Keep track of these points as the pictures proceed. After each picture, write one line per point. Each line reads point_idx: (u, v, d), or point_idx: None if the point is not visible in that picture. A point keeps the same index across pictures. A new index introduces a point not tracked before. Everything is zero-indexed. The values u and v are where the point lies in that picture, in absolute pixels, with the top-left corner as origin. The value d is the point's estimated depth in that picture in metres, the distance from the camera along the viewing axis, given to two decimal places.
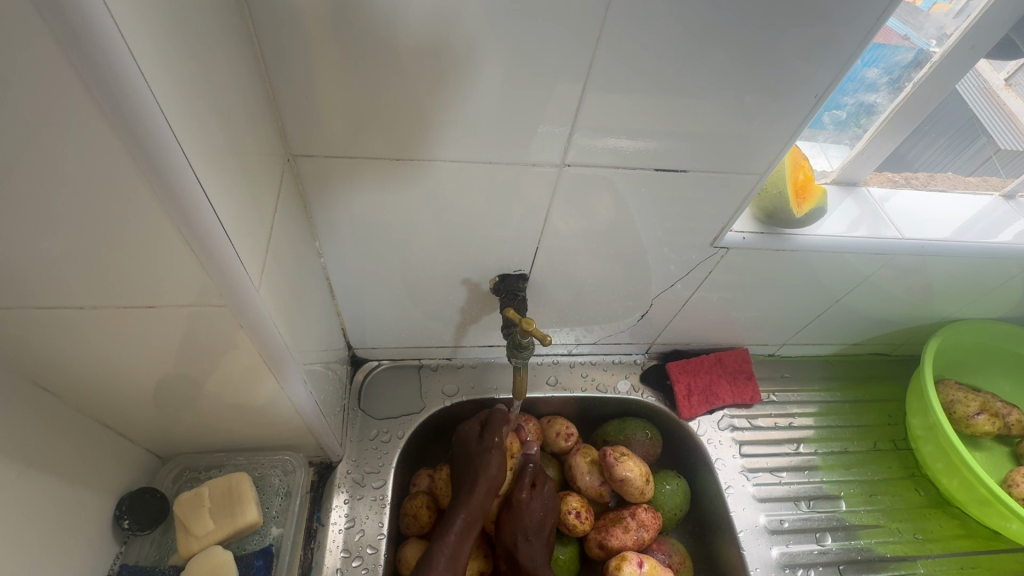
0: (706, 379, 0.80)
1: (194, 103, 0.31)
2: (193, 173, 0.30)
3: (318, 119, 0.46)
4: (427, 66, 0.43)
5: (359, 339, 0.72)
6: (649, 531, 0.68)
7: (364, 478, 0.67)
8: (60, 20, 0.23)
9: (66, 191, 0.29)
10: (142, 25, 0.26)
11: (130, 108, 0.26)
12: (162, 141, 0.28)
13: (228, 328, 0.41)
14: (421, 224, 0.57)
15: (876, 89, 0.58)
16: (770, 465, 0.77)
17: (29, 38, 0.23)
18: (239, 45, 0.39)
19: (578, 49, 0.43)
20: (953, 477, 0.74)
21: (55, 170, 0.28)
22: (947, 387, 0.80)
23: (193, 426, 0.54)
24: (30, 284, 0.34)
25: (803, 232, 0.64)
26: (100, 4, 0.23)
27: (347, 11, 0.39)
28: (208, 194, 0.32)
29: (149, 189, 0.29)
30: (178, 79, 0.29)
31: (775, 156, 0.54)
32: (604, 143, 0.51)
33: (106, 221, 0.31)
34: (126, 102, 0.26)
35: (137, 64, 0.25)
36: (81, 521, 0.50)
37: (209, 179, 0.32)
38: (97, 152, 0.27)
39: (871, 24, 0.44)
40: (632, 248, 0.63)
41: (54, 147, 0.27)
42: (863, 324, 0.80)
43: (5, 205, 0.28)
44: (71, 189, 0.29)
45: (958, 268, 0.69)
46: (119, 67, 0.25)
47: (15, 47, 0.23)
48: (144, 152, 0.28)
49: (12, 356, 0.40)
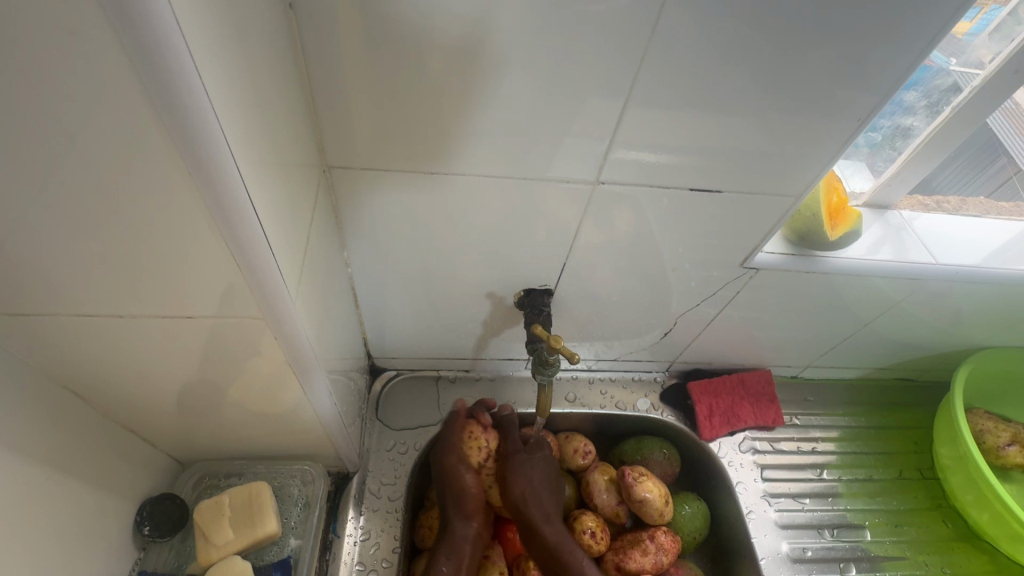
0: (728, 400, 0.78)
1: (249, 118, 0.31)
2: (245, 188, 0.30)
3: (355, 130, 0.46)
4: (469, 80, 0.43)
5: (379, 349, 0.72)
6: (668, 555, 0.66)
7: (380, 489, 0.67)
8: (131, 37, 0.23)
9: (124, 202, 0.29)
10: (209, 42, 0.26)
11: (192, 125, 0.26)
12: (219, 157, 0.28)
13: (262, 337, 0.41)
14: (449, 237, 0.56)
15: (913, 113, 0.57)
16: (792, 491, 0.75)
17: (104, 55, 0.24)
18: (286, 56, 0.39)
19: (622, 66, 0.43)
20: (983, 510, 0.72)
21: (113, 181, 0.28)
22: (976, 416, 0.78)
23: (217, 432, 0.54)
24: (77, 291, 0.35)
25: (835, 255, 0.63)
26: (175, 27, 0.23)
27: (393, 23, 0.39)
28: (257, 209, 0.32)
29: (202, 203, 0.30)
30: (237, 95, 0.29)
31: (812, 177, 0.53)
32: (638, 159, 0.50)
33: (156, 232, 0.31)
34: (189, 119, 0.26)
35: (202, 83, 0.26)
36: (106, 524, 0.50)
37: (258, 194, 0.32)
38: (157, 166, 0.28)
39: (919, 49, 0.43)
40: (656, 266, 0.63)
41: (118, 160, 0.27)
42: (890, 348, 0.78)
43: (66, 214, 0.29)
44: (128, 200, 0.29)
45: (992, 295, 0.68)
46: (187, 87, 0.25)
47: (91, 64, 0.24)
48: (201, 168, 0.28)
49: (48, 360, 0.41)
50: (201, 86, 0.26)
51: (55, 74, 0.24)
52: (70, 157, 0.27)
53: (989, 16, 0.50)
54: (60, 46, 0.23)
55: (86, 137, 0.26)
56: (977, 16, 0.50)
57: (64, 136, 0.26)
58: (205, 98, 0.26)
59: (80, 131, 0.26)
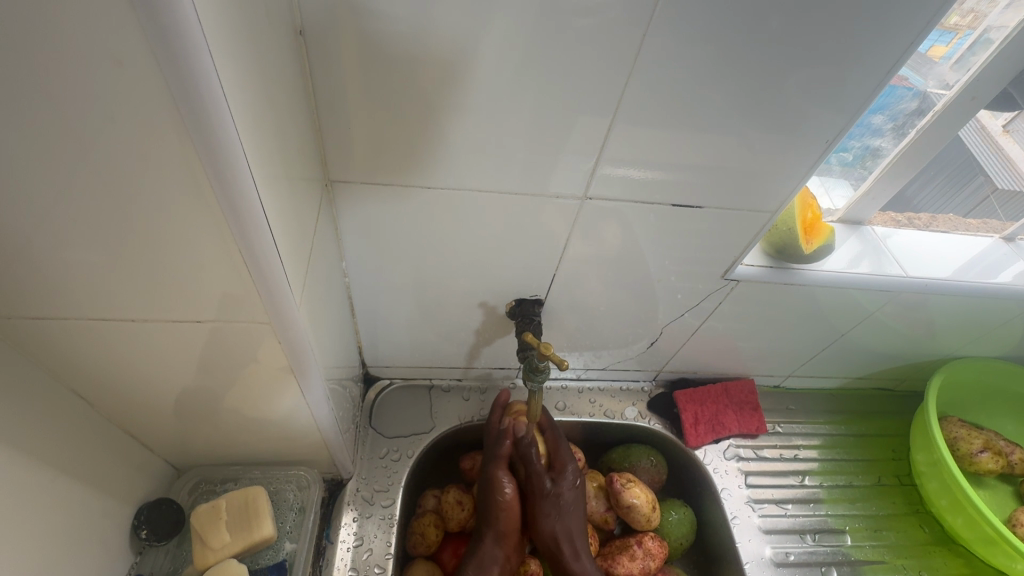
0: (713, 408, 0.80)
1: (265, 138, 0.33)
2: (261, 205, 0.32)
3: (357, 147, 0.48)
4: (465, 99, 0.46)
5: (373, 357, 0.73)
6: (655, 560, 0.68)
7: (373, 496, 0.67)
8: (168, 68, 0.25)
9: (148, 213, 0.32)
10: (234, 69, 0.28)
11: (218, 147, 0.29)
12: (240, 176, 0.30)
13: (264, 343, 0.43)
14: (443, 249, 0.59)
15: (881, 134, 0.61)
16: (775, 497, 0.77)
17: (139, 78, 0.26)
18: (293, 75, 0.41)
19: (610, 87, 0.46)
20: (957, 515, 0.75)
21: (139, 192, 0.30)
22: (950, 424, 0.81)
23: (215, 438, 0.55)
24: (93, 295, 0.36)
25: (811, 267, 0.66)
26: (210, 62, 0.26)
27: (395, 48, 0.42)
28: (272, 225, 0.34)
29: (222, 217, 0.32)
30: (256, 116, 0.32)
31: (788, 193, 0.56)
32: (622, 175, 0.53)
33: (175, 242, 0.33)
34: (215, 142, 0.28)
35: (230, 111, 0.28)
36: (103, 527, 0.51)
37: (272, 210, 0.34)
38: (182, 182, 0.30)
39: (883, 76, 0.47)
40: (643, 277, 0.65)
41: (145, 174, 0.30)
42: (867, 359, 0.81)
43: (92, 222, 0.31)
44: (152, 211, 0.31)
45: (961, 306, 0.71)
46: (215, 113, 0.27)
47: (126, 85, 0.26)
48: (223, 186, 0.30)
49: (57, 362, 0.42)
50: (227, 106, 0.28)
51: (95, 96, 0.26)
52: (101, 168, 0.29)
53: (961, 40, 0.54)
54: (99, 65, 0.25)
55: (117, 151, 0.28)
56: (950, 42, 0.54)
57: (97, 149, 0.28)
58: (231, 117, 0.28)
59: (110, 142, 0.28)
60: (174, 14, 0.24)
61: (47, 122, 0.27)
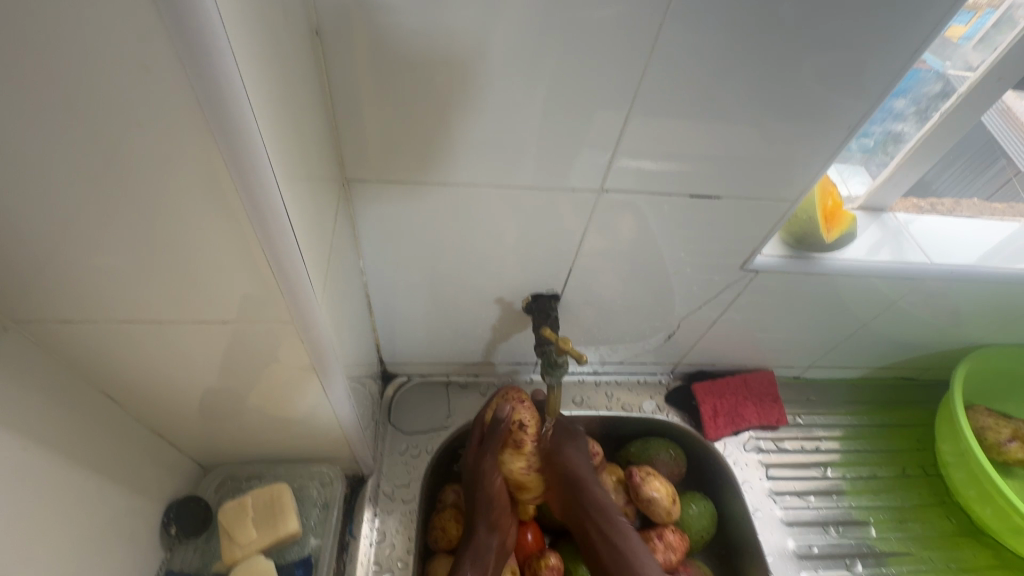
0: (732, 401, 0.80)
1: (286, 140, 0.33)
2: (283, 207, 0.33)
3: (371, 146, 0.49)
4: (479, 94, 0.46)
5: (391, 354, 0.74)
6: (677, 553, 0.68)
7: (394, 491, 0.68)
8: (192, 75, 0.26)
9: (174, 216, 0.32)
10: (254, 73, 0.29)
11: (242, 153, 0.29)
12: (263, 179, 0.31)
13: (286, 341, 0.43)
14: (457, 246, 0.59)
15: (903, 118, 0.60)
16: (797, 489, 0.77)
17: (164, 84, 0.26)
18: (309, 76, 0.41)
19: (625, 79, 0.45)
20: (985, 505, 0.73)
21: (162, 197, 0.31)
22: (977, 413, 0.79)
23: (239, 436, 0.56)
24: (119, 297, 0.37)
25: (831, 256, 0.65)
26: (234, 68, 0.26)
27: (409, 45, 0.42)
28: (293, 227, 0.35)
29: (245, 220, 0.33)
30: (276, 119, 0.32)
31: (808, 182, 0.55)
32: (639, 168, 0.53)
33: (200, 245, 0.34)
34: (239, 147, 0.29)
35: (252, 116, 0.28)
36: (134, 524, 0.52)
37: (294, 211, 0.35)
38: (204, 186, 0.31)
39: (908, 57, 0.45)
40: (659, 270, 0.65)
41: (170, 180, 0.30)
42: (890, 348, 0.80)
43: (119, 227, 0.32)
44: (178, 215, 0.32)
45: (987, 294, 0.70)
46: (238, 118, 0.28)
47: (151, 92, 0.26)
48: (247, 189, 0.31)
49: (85, 364, 0.43)
50: (249, 108, 0.28)
51: (122, 105, 0.26)
52: (127, 175, 0.29)
53: (982, 20, 0.52)
54: (124, 72, 0.25)
55: (143, 158, 0.29)
56: (970, 20, 0.52)
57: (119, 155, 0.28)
58: (252, 119, 0.28)
59: (136, 146, 0.28)
60: (197, 21, 0.24)
61: (75, 128, 0.27)
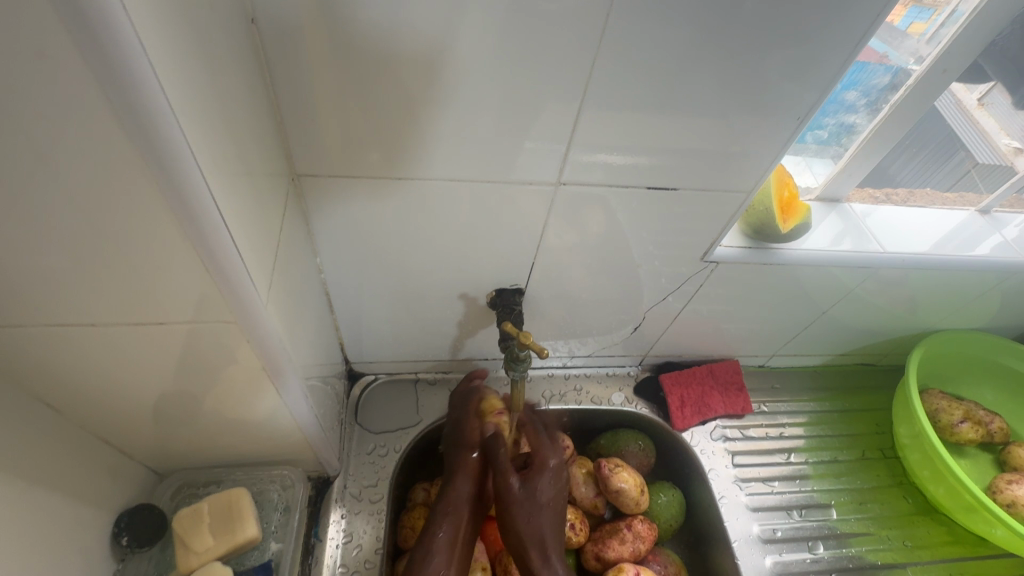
0: (699, 391, 0.81)
1: (217, 136, 0.32)
2: (216, 206, 0.32)
3: (322, 141, 0.47)
4: (429, 88, 0.45)
5: (356, 353, 0.73)
6: (646, 542, 0.68)
7: (361, 492, 0.67)
8: (103, 71, 0.25)
9: (99, 219, 0.31)
10: (173, 66, 0.27)
11: (164, 150, 0.28)
12: (191, 177, 0.30)
13: (234, 342, 0.42)
14: (417, 242, 0.58)
15: (855, 111, 0.61)
16: (762, 475, 0.78)
17: (72, 80, 0.25)
18: (249, 67, 0.40)
19: (576, 70, 0.45)
20: (939, 485, 0.76)
21: (84, 199, 0.29)
22: (931, 396, 0.82)
23: (194, 442, 0.55)
24: (48, 303, 0.35)
25: (789, 247, 0.66)
26: (147, 62, 0.25)
27: (353, 34, 0.41)
28: (229, 226, 0.34)
29: (175, 220, 0.31)
30: (204, 115, 0.31)
31: (761, 173, 0.56)
32: (598, 161, 0.53)
33: (132, 248, 0.33)
34: (161, 145, 0.28)
35: (173, 111, 0.27)
36: (82, 536, 0.50)
37: (229, 210, 0.34)
38: (129, 187, 0.29)
39: (851, 50, 0.46)
40: (623, 263, 0.65)
41: (91, 182, 0.29)
42: (850, 335, 0.82)
43: (39, 230, 0.30)
44: (103, 217, 0.30)
45: (938, 281, 0.72)
46: (158, 115, 0.27)
47: (61, 89, 0.25)
48: (174, 188, 0.30)
49: (17, 373, 0.41)
50: (166, 102, 0.27)
51: (28, 103, 0.25)
52: (43, 177, 0.28)
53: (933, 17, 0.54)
54: (22, 64, 0.24)
55: (59, 160, 0.27)
56: (931, 18, 0.54)
57: (29, 156, 0.27)
58: (171, 114, 0.27)
59: (47, 147, 0.27)
60: (102, 13, 0.23)
61: None
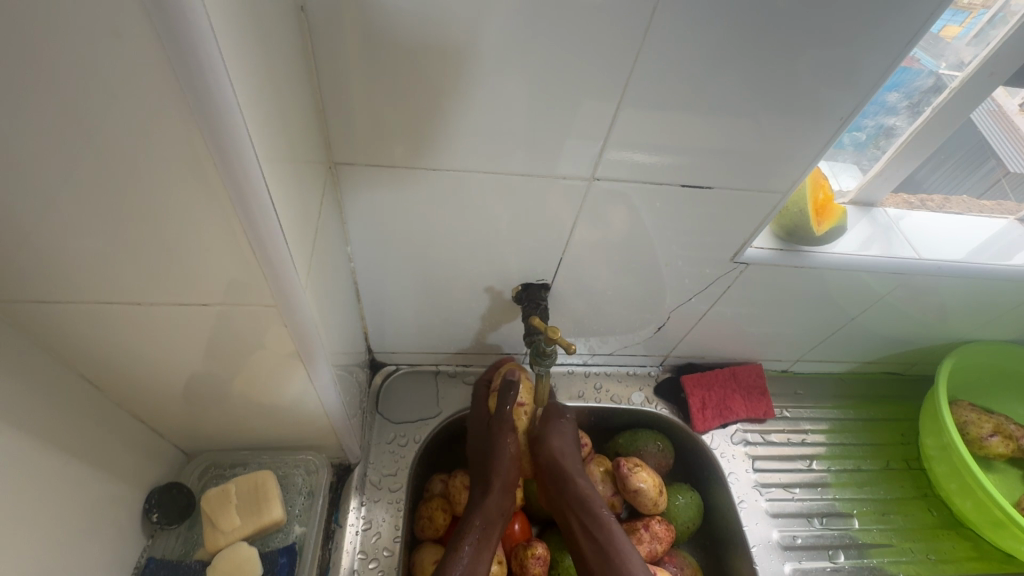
0: (720, 393, 0.80)
1: (270, 123, 0.33)
2: (268, 193, 0.32)
3: (360, 130, 0.48)
4: (469, 81, 0.45)
5: (379, 343, 0.73)
6: (662, 543, 0.68)
7: (382, 480, 0.68)
8: (175, 57, 0.25)
9: (155, 199, 0.31)
10: (236, 54, 0.28)
11: (224, 136, 0.29)
12: (247, 164, 0.30)
13: (270, 326, 0.42)
14: (446, 234, 0.58)
15: (895, 113, 0.60)
16: (782, 481, 0.77)
17: (142, 64, 0.25)
18: (294, 56, 0.40)
19: (617, 66, 0.45)
20: (966, 498, 0.75)
21: (144, 180, 0.30)
22: (960, 408, 0.80)
23: (223, 424, 0.56)
24: (99, 280, 0.36)
25: (821, 250, 0.65)
26: (217, 50, 0.26)
27: (398, 26, 0.41)
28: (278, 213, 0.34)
29: (228, 205, 0.32)
30: (260, 102, 0.31)
31: (798, 175, 0.55)
32: (630, 159, 0.52)
33: (183, 229, 0.33)
34: (222, 131, 0.28)
35: (237, 99, 0.28)
36: (115, 510, 0.52)
37: (278, 197, 0.34)
38: (187, 171, 0.30)
39: (900, 51, 0.45)
40: (649, 262, 0.64)
41: (151, 165, 0.29)
42: (878, 342, 0.81)
43: (98, 208, 0.31)
44: (160, 198, 0.31)
45: (974, 290, 0.70)
46: (222, 102, 0.27)
47: (132, 72, 0.26)
48: (230, 174, 0.30)
49: (63, 348, 0.42)
50: (229, 84, 0.27)
51: (99, 84, 0.26)
52: (106, 156, 0.29)
53: (976, 19, 0.52)
54: (96, 43, 0.24)
55: (124, 144, 0.28)
56: (964, 20, 0.52)
57: (96, 136, 0.28)
58: (233, 95, 0.28)
59: (115, 128, 0.28)
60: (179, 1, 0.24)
61: (44, 98, 0.26)
